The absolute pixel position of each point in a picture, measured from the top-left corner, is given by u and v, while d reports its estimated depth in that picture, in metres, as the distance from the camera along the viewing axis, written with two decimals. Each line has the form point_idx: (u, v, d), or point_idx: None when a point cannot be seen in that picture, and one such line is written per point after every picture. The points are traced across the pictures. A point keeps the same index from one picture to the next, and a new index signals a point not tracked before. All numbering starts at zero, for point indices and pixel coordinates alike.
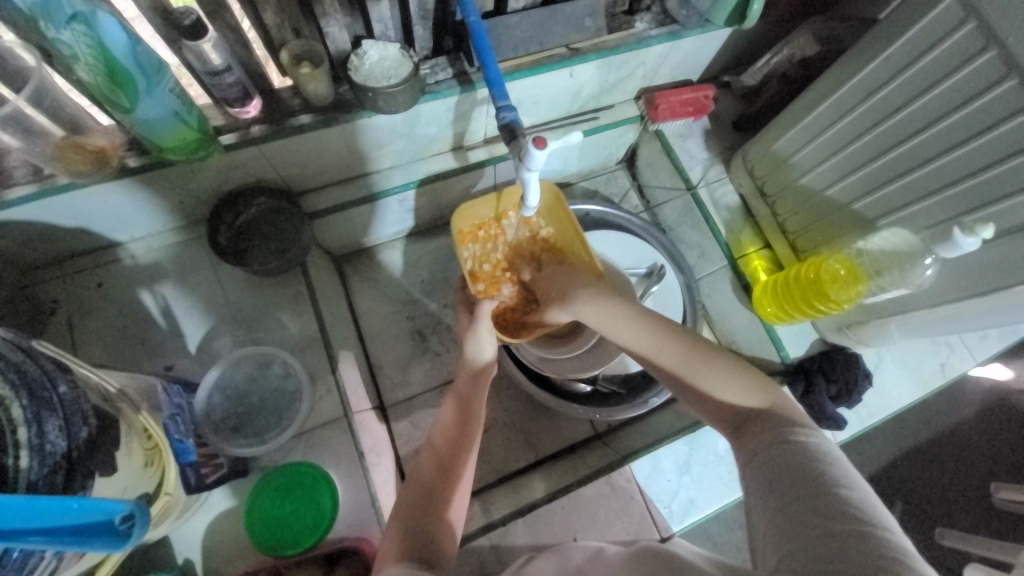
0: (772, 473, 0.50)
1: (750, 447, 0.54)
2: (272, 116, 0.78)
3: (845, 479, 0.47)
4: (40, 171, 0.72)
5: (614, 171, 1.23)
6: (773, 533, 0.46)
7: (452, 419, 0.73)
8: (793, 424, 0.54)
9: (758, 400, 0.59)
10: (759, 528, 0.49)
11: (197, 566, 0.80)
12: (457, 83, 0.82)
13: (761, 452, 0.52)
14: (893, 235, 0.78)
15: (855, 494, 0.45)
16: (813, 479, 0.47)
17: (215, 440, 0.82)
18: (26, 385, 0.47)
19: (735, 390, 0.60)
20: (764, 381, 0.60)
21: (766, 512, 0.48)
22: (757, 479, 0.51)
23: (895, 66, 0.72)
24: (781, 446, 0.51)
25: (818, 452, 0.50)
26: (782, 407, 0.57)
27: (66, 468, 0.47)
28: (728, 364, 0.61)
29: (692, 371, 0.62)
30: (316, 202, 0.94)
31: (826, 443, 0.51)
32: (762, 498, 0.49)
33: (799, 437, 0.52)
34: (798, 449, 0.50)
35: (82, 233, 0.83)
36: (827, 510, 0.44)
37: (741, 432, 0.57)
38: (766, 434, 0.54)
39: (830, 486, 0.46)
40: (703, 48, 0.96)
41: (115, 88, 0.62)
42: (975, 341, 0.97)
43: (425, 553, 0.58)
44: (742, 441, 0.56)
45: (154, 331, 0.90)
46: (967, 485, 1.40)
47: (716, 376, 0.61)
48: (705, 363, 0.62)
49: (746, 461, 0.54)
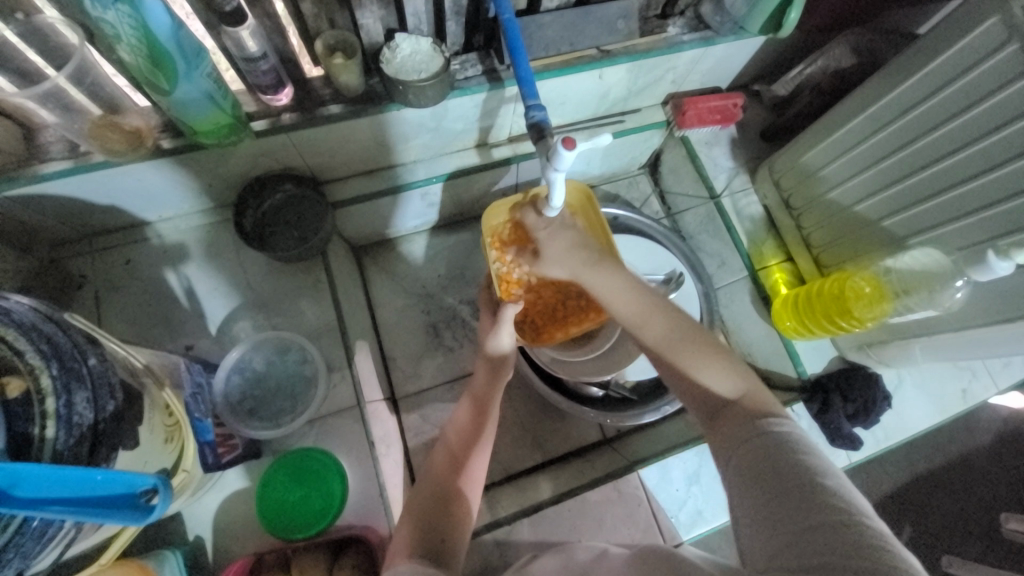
0: (749, 468, 0.49)
1: (723, 438, 0.54)
2: (303, 105, 0.79)
3: (820, 468, 0.46)
4: (75, 147, 0.74)
5: (636, 175, 1.22)
6: (760, 533, 0.45)
7: (467, 415, 0.74)
8: (769, 415, 0.53)
9: (736, 388, 0.58)
10: (745, 533, 0.47)
11: (207, 543, 0.82)
12: (486, 80, 0.82)
13: (734, 442, 0.52)
14: (924, 254, 0.77)
15: (832, 482, 0.45)
16: (789, 471, 0.46)
17: (231, 422, 0.83)
18: (57, 357, 0.48)
19: (715, 374, 0.59)
20: (744, 371, 0.59)
21: (748, 512, 0.47)
22: (737, 474, 0.50)
23: (935, 83, 0.70)
24: (757, 438, 0.50)
25: (793, 442, 0.49)
26: (758, 395, 0.56)
27: (91, 439, 0.49)
28: (712, 349, 0.61)
29: (676, 348, 0.62)
30: (340, 192, 0.95)
31: (800, 433, 0.51)
32: (742, 495, 0.48)
33: (769, 425, 0.51)
34: (771, 439, 0.50)
35: (113, 211, 0.85)
36: (807, 503, 0.43)
37: (716, 420, 0.57)
38: (738, 423, 0.53)
39: (809, 477, 0.45)
40: (735, 55, 0.95)
41: (155, 71, 0.63)
42: (998, 367, 0.95)
43: (438, 549, 0.58)
44: (716, 430, 0.56)
45: (177, 310, 0.92)
46: (978, 514, 1.37)
47: (695, 358, 0.61)
48: (687, 342, 0.62)
49: (722, 450, 0.53)
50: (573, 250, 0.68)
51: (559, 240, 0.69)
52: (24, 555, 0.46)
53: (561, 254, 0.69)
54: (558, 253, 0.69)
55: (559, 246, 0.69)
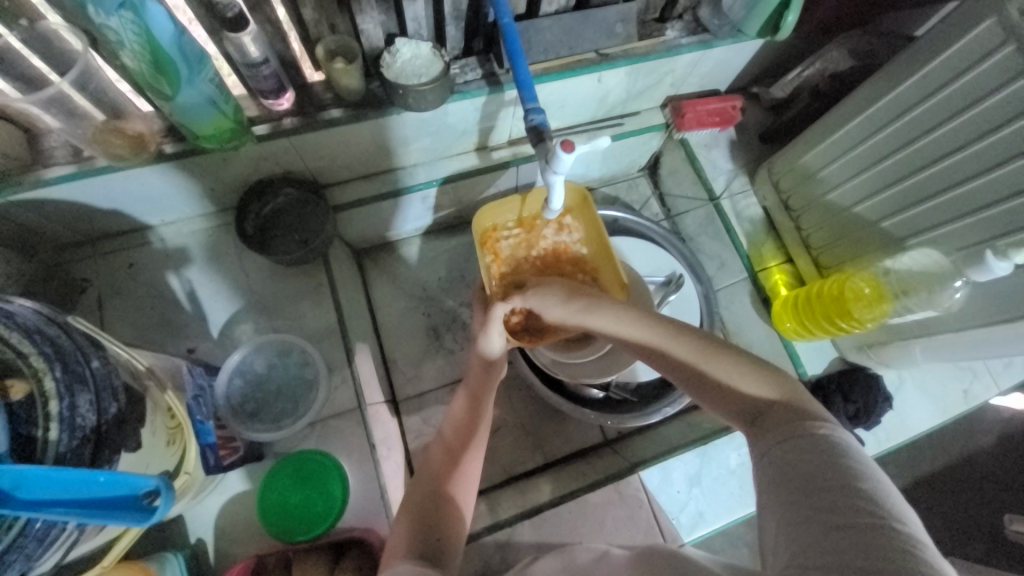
0: (784, 469, 0.48)
1: (767, 439, 0.52)
2: (305, 109, 0.79)
3: (861, 471, 0.46)
4: (79, 152, 0.75)
5: (636, 178, 1.23)
6: (783, 529, 0.45)
7: (462, 411, 0.75)
8: (810, 415, 0.52)
9: (773, 391, 0.57)
10: (768, 528, 0.47)
11: (209, 546, 0.82)
12: (486, 84, 0.83)
13: (775, 445, 0.51)
14: (922, 255, 0.77)
15: (870, 486, 0.44)
16: (829, 474, 0.46)
17: (233, 424, 0.83)
18: (59, 359, 0.49)
19: (750, 382, 0.58)
20: (780, 374, 0.58)
21: (775, 509, 0.47)
22: (770, 473, 0.50)
23: (932, 85, 0.70)
24: (797, 438, 0.50)
25: (835, 445, 0.48)
26: (797, 397, 0.55)
27: (94, 442, 0.49)
28: (743, 358, 0.60)
29: (706, 363, 0.61)
30: (340, 196, 0.95)
31: (846, 439, 0.50)
32: (771, 493, 0.48)
33: (814, 428, 0.50)
34: (813, 442, 0.49)
35: (116, 215, 0.86)
36: (842, 505, 0.43)
37: (757, 424, 0.55)
38: (781, 425, 0.52)
39: (846, 480, 0.45)
40: (734, 57, 0.95)
41: (158, 76, 0.63)
42: (1000, 367, 0.95)
43: (433, 551, 0.58)
44: (757, 433, 0.54)
45: (179, 314, 0.93)
46: (982, 516, 1.36)
47: (728, 367, 0.60)
48: (716, 356, 0.61)
49: (764, 454, 0.52)
50: (567, 302, 0.72)
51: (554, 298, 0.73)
52: (27, 557, 0.46)
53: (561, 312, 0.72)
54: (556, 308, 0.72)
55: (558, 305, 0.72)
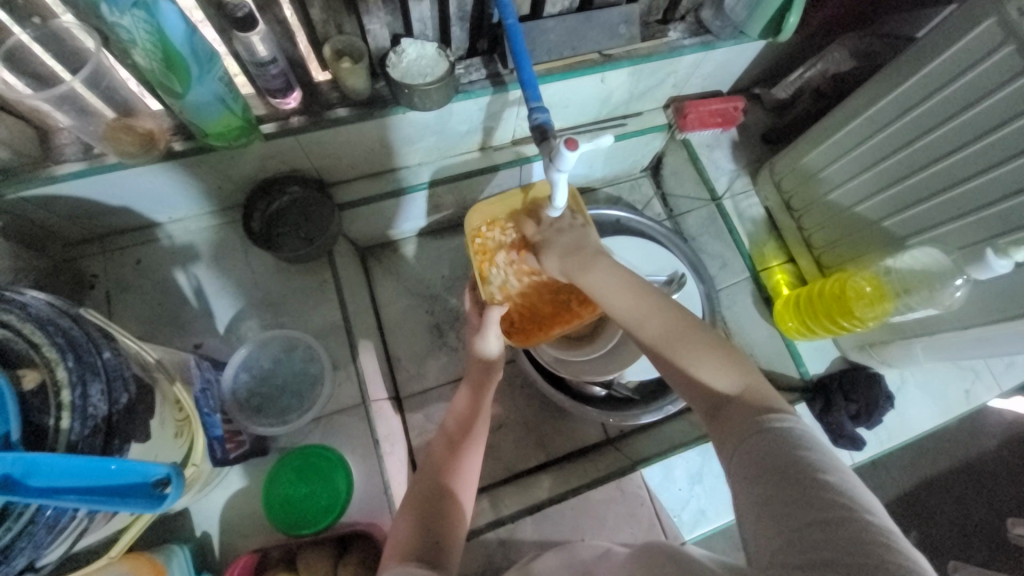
0: (750, 463, 0.49)
1: (726, 433, 0.54)
2: (311, 108, 0.81)
3: (825, 464, 0.46)
4: (90, 149, 0.76)
5: (638, 178, 1.23)
6: (763, 529, 0.45)
7: (465, 402, 0.78)
8: (771, 411, 0.52)
9: (736, 385, 0.57)
10: (749, 530, 0.47)
11: (214, 539, 0.82)
12: (490, 84, 0.84)
13: (734, 438, 0.52)
14: (923, 253, 0.77)
15: (836, 478, 0.45)
16: (794, 467, 0.46)
17: (239, 419, 0.84)
18: (71, 350, 0.50)
19: (714, 372, 0.59)
20: (746, 365, 0.59)
21: (752, 510, 0.47)
22: (738, 468, 0.50)
23: (933, 85, 0.71)
24: (758, 435, 0.50)
25: (797, 438, 0.49)
26: (761, 390, 0.56)
27: (105, 432, 0.50)
28: (712, 347, 0.61)
29: (676, 349, 0.62)
30: (345, 194, 0.96)
31: (806, 431, 0.50)
32: (745, 491, 0.48)
33: (770, 421, 0.51)
34: (774, 435, 0.49)
35: (125, 212, 0.87)
36: (813, 500, 0.43)
37: (715, 415, 0.57)
38: (741, 421, 0.53)
39: (812, 474, 0.45)
40: (736, 59, 0.96)
41: (169, 74, 0.64)
42: (1002, 368, 0.95)
43: (431, 554, 0.59)
44: (716, 425, 0.56)
45: (186, 309, 0.94)
46: (985, 519, 1.36)
47: (696, 355, 0.61)
48: (687, 343, 0.62)
49: (725, 448, 0.53)
50: (569, 253, 0.74)
51: (559, 244, 0.76)
52: (36, 545, 0.47)
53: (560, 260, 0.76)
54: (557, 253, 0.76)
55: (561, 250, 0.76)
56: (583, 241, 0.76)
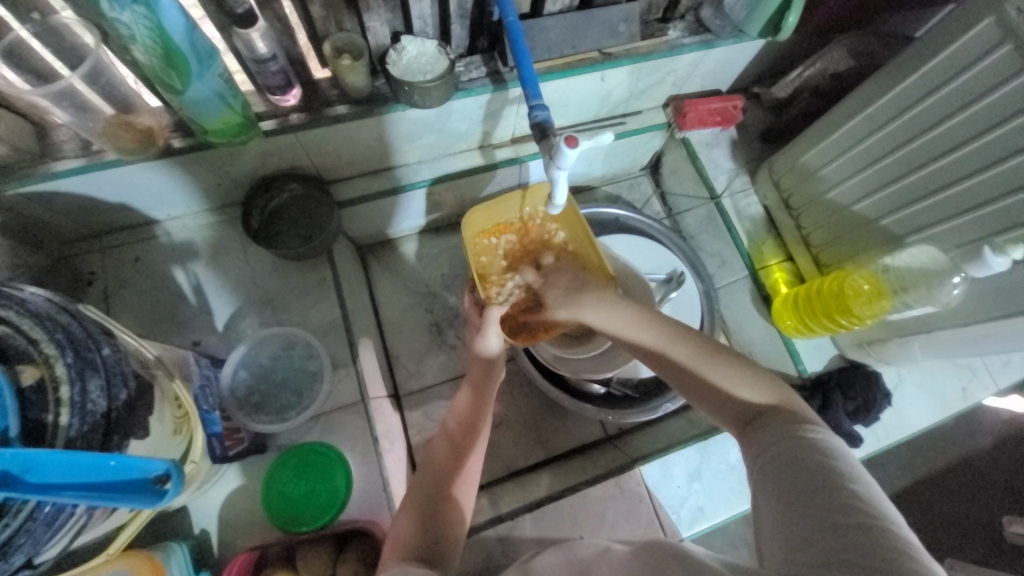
0: (778, 469, 0.49)
1: (759, 441, 0.53)
2: (311, 106, 0.81)
3: (851, 473, 0.47)
4: (88, 146, 0.76)
5: (637, 177, 1.24)
6: (779, 525, 0.46)
7: (466, 401, 0.77)
8: (804, 422, 0.53)
9: (766, 397, 0.58)
10: (764, 526, 0.48)
11: (212, 537, 0.82)
12: (490, 81, 0.84)
13: (769, 449, 0.52)
14: (922, 252, 0.77)
15: (862, 488, 0.45)
16: (821, 473, 0.46)
17: (238, 416, 0.84)
18: (71, 346, 0.50)
19: (742, 385, 0.59)
20: (772, 380, 0.60)
21: (771, 508, 0.47)
22: (765, 475, 0.50)
23: (932, 83, 0.71)
24: (791, 441, 0.50)
25: (827, 448, 0.49)
26: (790, 402, 0.57)
27: (104, 428, 0.50)
28: (737, 362, 0.61)
29: (703, 366, 0.62)
30: (345, 191, 0.96)
31: (835, 441, 0.51)
32: (767, 492, 0.49)
33: (807, 432, 0.51)
34: (806, 445, 0.50)
35: (123, 209, 0.87)
36: (836, 504, 0.44)
37: (749, 428, 0.56)
38: (773, 430, 0.53)
39: (839, 481, 0.46)
40: (735, 58, 0.96)
41: (169, 70, 0.64)
42: (998, 365, 0.95)
43: (428, 550, 0.60)
44: (749, 438, 0.55)
45: (185, 307, 0.93)
46: (982, 518, 1.36)
47: (724, 371, 0.61)
48: (714, 360, 0.62)
49: (757, 457, 0.52)
50: (572, 290, 0.74)
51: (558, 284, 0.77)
52: (35, 542, 0.47)
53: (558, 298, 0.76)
54: (558, 294, 0.76)
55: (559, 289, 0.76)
56: (581, 280, 0.76)
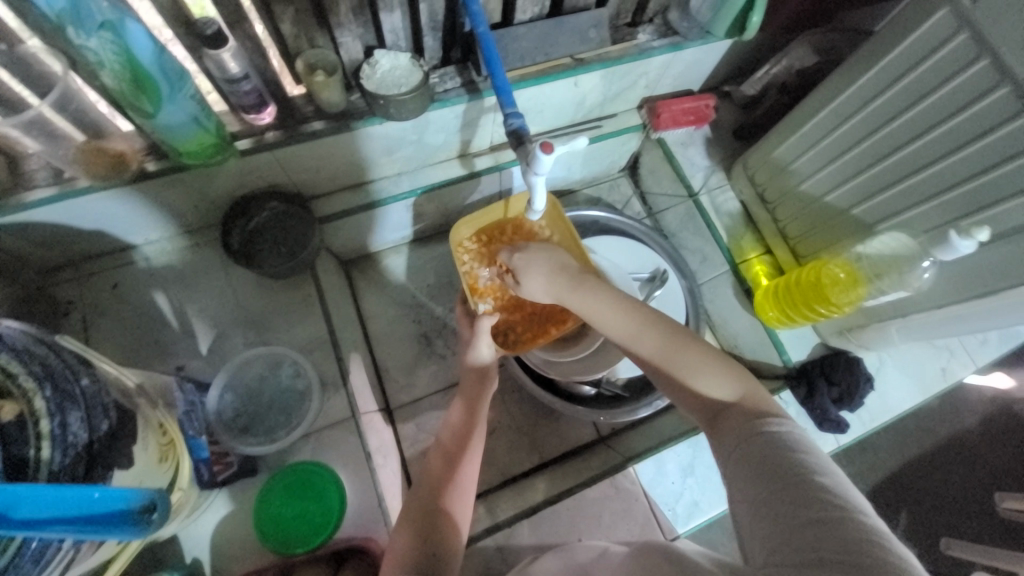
0: (747, 465, 0.51)
1: (724, 437, 0.55)
2: (287, 123, 0.81)
3: (818, 466, 0.48)
4: (60, 174, 0.75)
5: (617, 178, 1.25)
6: (757, 527, 0.47)
7: (459, 415, 0.78)
8: (767, 415, 0.54)
9: (733, 392, 0.60)
10: (744, 526, 0.49)
11: (205, 565, 0.80)
12: (466, 91, 0.85)
13: (734, 443, 0.53)
14: (892, 239, 0.80)
15: (830, 480, 0.46)
16: (790, 468, 0.48)
17: (225, 440, 0.85)
18: (49, 378, 0.49)
19: (710, 379, 0.61)
20: (743, 374, 0.61)
21: (748, 510, 0.48)
22: (735, 470, 0.52)
23: (894, 73, 0.74)
24: (755, 437, 0.52)
25: (790, 441, 0.50)
26: (756, 397, 0.58)
27: (87, 459, 0.49)
28: (708, 356, 0.63)
29: (671, 359, 0.63)
30: (324, 207, 0.96)
31: (799, 432, 0.52)
32: (741, 491, 0.50)
33: (768, 425, 0.53)
34: (770, 439, 0.51)
35: (99, 236, 0.85)
36: (807, 499, 0.45)
37: (715, 422, 0.58)
38: (738, 424, 0.55)
39: (806, 475, 0.47)
40: (704, 59, 0.99)
41: (139, 93, 0.64)
42: (976, 345, 0.98)
43: (426, 567, 0.58)
44: (715, 431, 0.57)
45: (167, 331, 0.92)
46: (971, 495, 1.40)
47: (694, 366, 0.62)
48: (683, 353, 0.63)
49: (723, 451, 0.55)
50: (556, 271, 0.72)
51: (537, 268, 0.72)
52: None
53: (543, 282, 0.72)
54: (540, 274, 0.72)
55: (543, 272, 0.72)
56: (569, 262, 0.73)
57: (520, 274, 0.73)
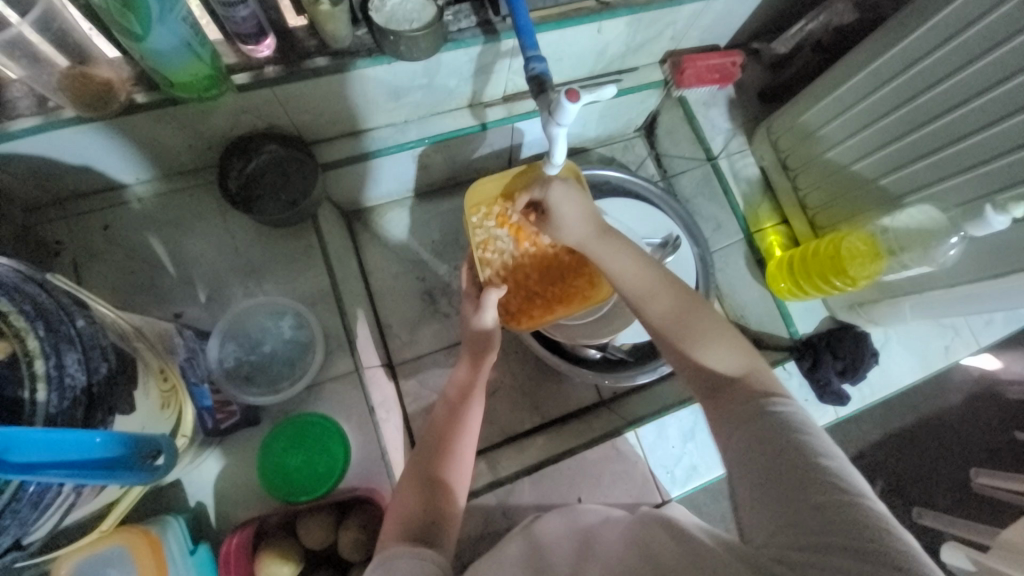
0: (751, 444, 0.51)
1: (725, 411, 0.55)
2: (287, 57, 0.74)
3: (823, 448, 0.48)
4: (45, 103, 0.69)
5: (632, 138, 1.19)
6: (758, 506, 0.49)
7: (465, 371, 0.77)
8: (773, 395, 0.54)
9: (738, 367, 0.59)
10: (743, 500, 0.51)
11: (209, 509, 0.81)
12: (481, 32, 0.77)
13: (737, 418, 0.53)
14: (921, 212, 0.77)
15: (833, 463, 0.47)
16: (795, 450, 0.48)
17: (228, 389, 0.84)
18: (42, 319, 0.46)
19: (718, 354, 0.60)
20: (749, 350, 0.61)
21: (749, 488, 0.50)
22: (738, 446, 0.52)
23: (943, 34, 0.68)
24: (759, 417, 0.52)
25: (793, 421, 0.51)
26: (760, 375, 0.57)
27: (86, 404, 0.47)
28: (719, 329, 0.62)
29: (688, 322, 0.63)
30: (329, 153, 0.91)
31: (801, 413, 0.52)
32: (743, 471, 0.51)
33: (772, 405, 0.52)
34: (773, 420, 0.51)
35: (87, 172, 0.80)
36: (813, 483, 0.46)
37: (715, 397, 0.58)
38: (741, 402, 0.54)
39: (811, 458, 0.48)
40: (735, 10, 0.92)
41: (126, 12, 0.58)
42: (981, 325, 0.98)
43: (427, 533, 0.58)
44: (716, 404, 0.57)
45: (163, 277, 0.89)
46: (947, 469, 1.45)
47: (704, 339, 0.62)
48: (698, 320, 0.63)
49: (724, 425, 0.55)
50: (592, 215, 0.70)
51: (573, 204, 0.69)
52: (22, 522, 0.45)
53: (575, 219, 0.70)
54: (575, 211, 0.70)
55: (578, 210, 0.69)
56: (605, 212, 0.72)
57: (554, 206, 0.70)
